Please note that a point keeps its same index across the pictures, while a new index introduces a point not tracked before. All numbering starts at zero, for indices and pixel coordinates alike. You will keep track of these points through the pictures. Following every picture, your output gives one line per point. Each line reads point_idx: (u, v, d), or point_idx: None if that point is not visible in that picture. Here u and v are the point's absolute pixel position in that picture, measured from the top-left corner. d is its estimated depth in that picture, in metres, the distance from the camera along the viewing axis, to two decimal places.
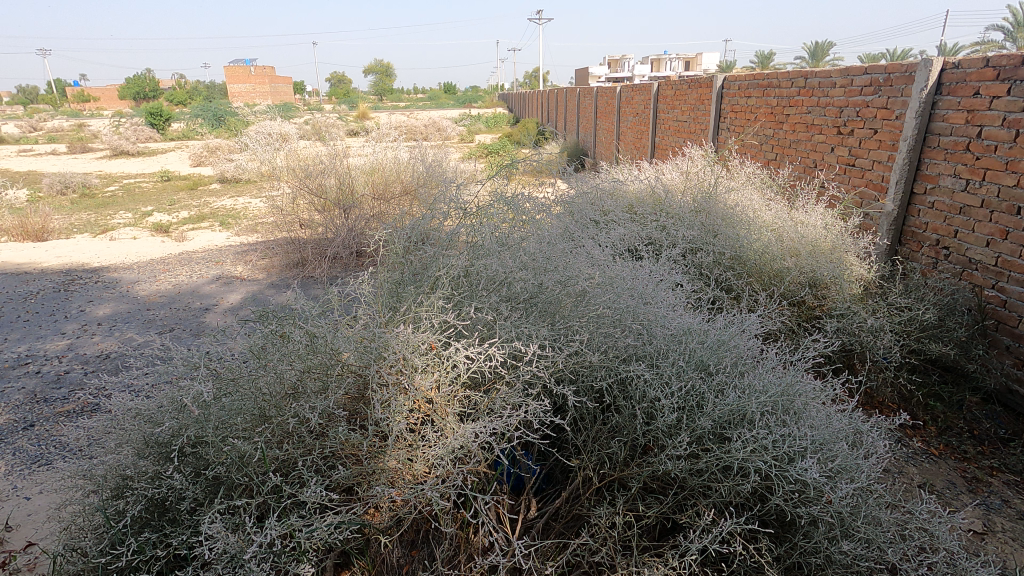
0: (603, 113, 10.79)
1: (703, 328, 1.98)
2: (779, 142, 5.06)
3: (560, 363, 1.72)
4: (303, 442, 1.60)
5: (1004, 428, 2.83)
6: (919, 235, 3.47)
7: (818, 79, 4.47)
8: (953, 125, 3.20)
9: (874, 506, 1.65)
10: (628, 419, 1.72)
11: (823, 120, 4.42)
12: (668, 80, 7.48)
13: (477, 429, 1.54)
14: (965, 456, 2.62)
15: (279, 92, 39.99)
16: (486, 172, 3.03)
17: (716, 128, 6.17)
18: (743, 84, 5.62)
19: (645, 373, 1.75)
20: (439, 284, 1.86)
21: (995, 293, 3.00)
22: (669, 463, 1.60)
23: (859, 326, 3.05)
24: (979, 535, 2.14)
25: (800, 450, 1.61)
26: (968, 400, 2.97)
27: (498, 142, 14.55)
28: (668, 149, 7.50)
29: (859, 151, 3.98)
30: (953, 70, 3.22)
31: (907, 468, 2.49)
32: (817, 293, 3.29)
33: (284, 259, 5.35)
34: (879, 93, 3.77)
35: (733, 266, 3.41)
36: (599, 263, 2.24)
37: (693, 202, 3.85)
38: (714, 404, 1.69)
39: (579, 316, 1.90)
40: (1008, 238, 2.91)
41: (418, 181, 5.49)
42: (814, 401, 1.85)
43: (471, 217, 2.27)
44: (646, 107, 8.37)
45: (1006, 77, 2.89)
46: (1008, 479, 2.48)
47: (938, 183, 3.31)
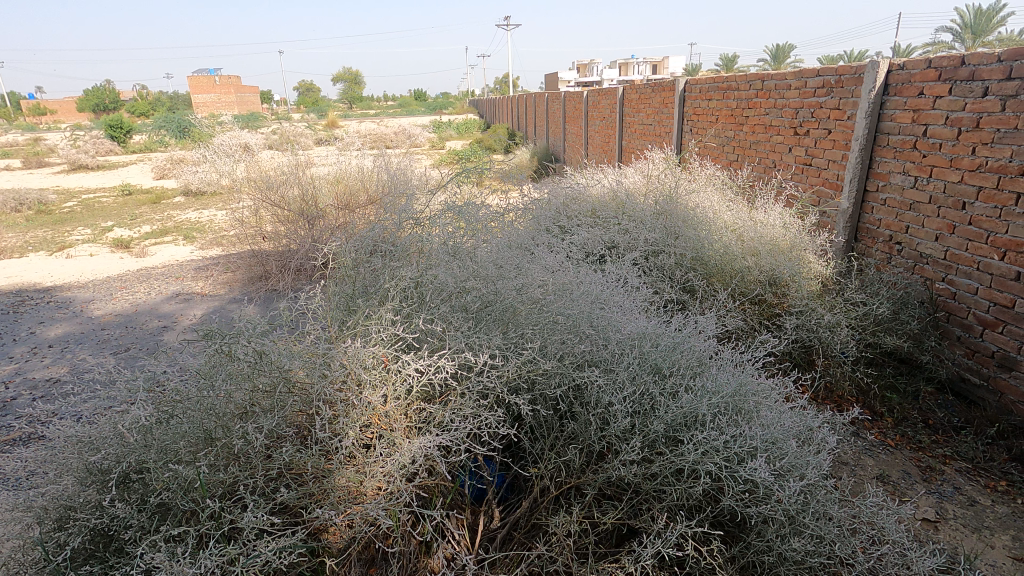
0: (571, 117, 10.89)
1: (658, 332, 2.00)
2: (739, 143, 5.16)
3: (512, 372, 1.72)
4: (249, 463, 1.55)
5: (957, 416, 2.90)
6: (874, 232, 3.59)
7: (774, 81, 4.58)
8: (901, 124, 3.32)
9: (825, 501, 1.66)
10: (584, 426, 1.73)
11: (781, 122, 4.51)
12: (633, 85, 7.57)
13: (428, 443, 1.52)
14: (919, 446, 2.69)
15: (244, 100, 39.17)
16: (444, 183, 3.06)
17: (679, 131, 6.26)
18: (703, 88, 5.72)
19: (598, 378, 1.77)
20: (389, 296, 1.83)
21: (945, 286, 3.10)
22: (623, 469, 1.61)
23: (817, 323, 3.10)
24: (932, 523, 2.19)
25: (751, 450, 1.63)
26: (923, 391, 3.04)
27: (468, 148, 14.52)
28: (635, 153, 7.57)
29: (815, 152, 4.08)
30: (899, 71, 3.33)
31: (864, 460, 2.55)
32: (776, 291, 3.34)
33: (247, 273, 5.25)
34: (831, 94, 3.88)
35: (694, 266, 3.46)
36: (555, 270, 2.23)
37: (655, 206, 3.92)
38: (667, 407, 1.70)
39: (533, 323, 1.89)
40: (955, 233, 3.01)
41: (383, 190, 5.43)
42: (766, 401, 1.88)
43: (424, 227, 2.25)
44: (613, 111, 8.43)
45: (947, 77, 3.00)
46: (960, 467, 2.56)
47: (890, 181, 3.43)
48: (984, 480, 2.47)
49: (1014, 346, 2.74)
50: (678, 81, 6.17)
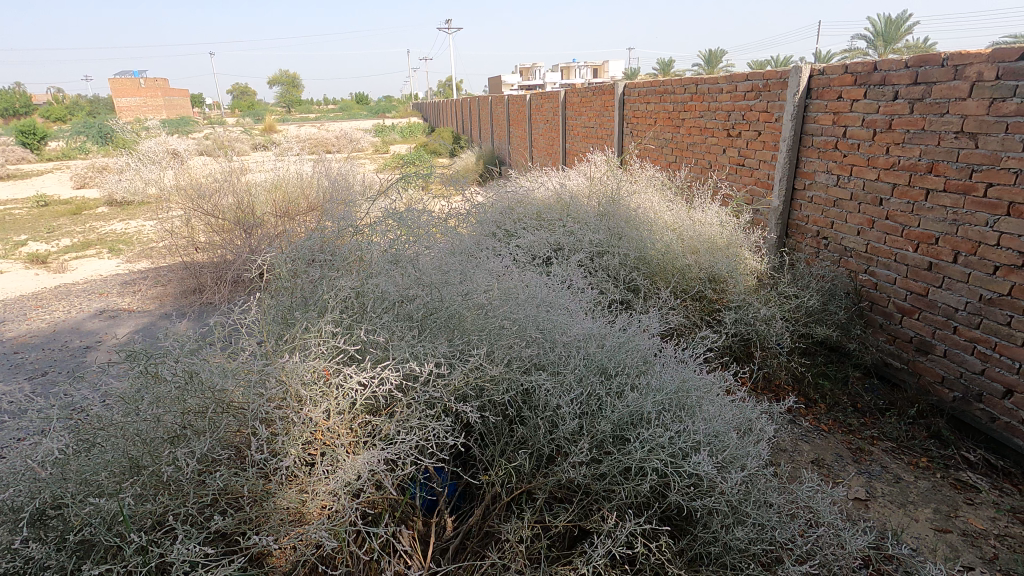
0: (515, 120, 10.96)
1: (603, 332, 2.03)
2: (676, 145, 5.33)
3: (459, 380, 1.70)
4: (180, 491, 1.46)
5: (882, 399, 3.09)
6: (803, 228, 3.79)
7: (707, 85, 4.76)
8: (823, 126, 3.53)
9: (765, 489, 1.73)
10: (533, 430, 1.74)
11: (715, 125, 4.69)
12: (574, 88, 7.70)
13: (373, 457, 1.48)
14: (849, 429, 2.85)
15: (172, 104, 37.26)
16: None
17: (620, 133, 6.41)
18: (641, 91, 5.88)
19: (545, 381, 1.78)
20: (328, 307, 1.77)
21: (868, 277, 3.31)
22: (572, 471, 1.61)
23: (753, 316, 3.24)
24: (863, 502, 2.33)
25: (694, 445, 1.68)
26: (851, 377, 3.23)
27: (413, 152, 14.35)
28: (579, 155, 7.70)
29: (747, 152, 4.27)
30: (819, 76, 3.54)
31: (801, 446, 2.68)
32: (716, 287, 3.46)
33: (180, 286, 4.97)
34: (759, 98, 4.08)
35: (638, 266, 3.54)
36: (500, 274, 2.22)
37: (598, 208, 3.99)
38: (614, 407, 1.73)
39: (479, 329, 1.88)
40: (875, 227, 3.22)
41: (324, 196, 5.28)
42: (708, 395, 1.94)
43: (364, 235, 2.19)
44: (556, 114, 8.53)
45: (862, 82, 3.20)
46: (886, 447, 2.72)
47: (815, 179, 3.63)
48: (907, 457, 2.64)
49: (929, 331, 2.95)
50: (618, 85, 6.33)
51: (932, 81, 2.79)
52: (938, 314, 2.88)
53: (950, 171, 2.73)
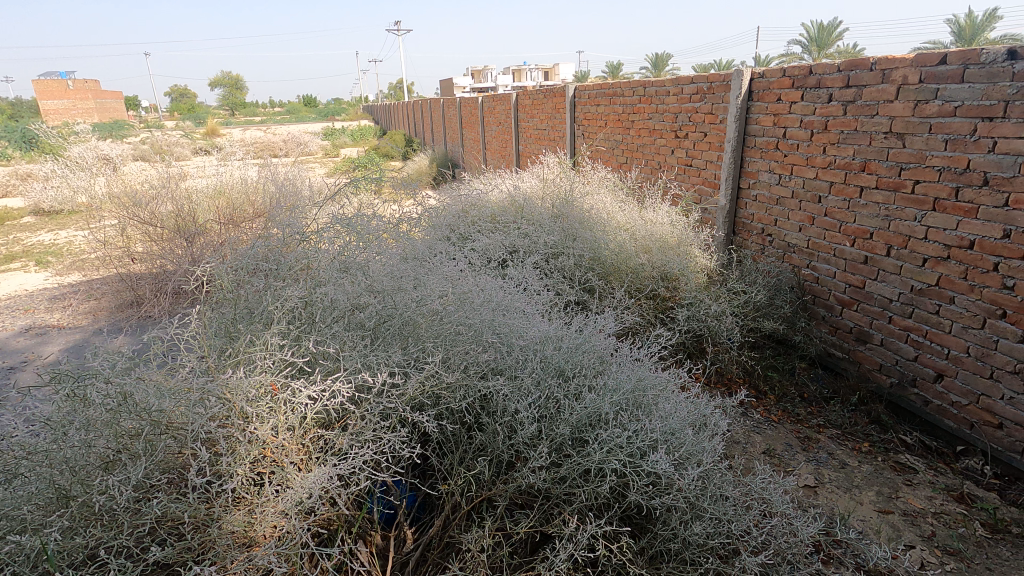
0: (468, 122, 10.92)
1: (559, 334, 2.03)
2: (627, 147, 5.42)
3: (414, 389, 1.66)
4: (115, 521, 1.36)
5: (827, 388, 3.22)
6: (748, 226, 3.92)
7: (654, 88, 4.86)
8: (765, 127, 3.66)
9: (721, 483, 1.76)
10: (492, 436, 1.71)
11: (663, 126, 4.80)
12: (525, 91, 7.73)
13: (325, 474, 1.42)
14: (797, 419, 2.96)
15: (104, 107, 35.31)
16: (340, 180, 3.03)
17: (572, 135, 6.47)
18: (591, 94, 5.95)
19: (503, 386, 1.76)
20: (274, 318, 1.69)
21: (810, 271, 3.45)
22: (532, 476, 1.60)
23: (705, 312, 3.32)
24: (812, 488, 2.41)
25: (651, 443, 1.69)
26: (798, 367, 3.35)
27: (364, 156, 14.08)
28: (532, 157, 7.73)
29: (694, 153, 4.38)
30: (759, 79, 3.67)
31: (753, 437, 2.76)
32: (669, 285, 3.53)
33: (115, 299, 4.69)
34: (704, 100, 4.20)
35: (592, 266, 3.58)
36: (455, 278, 2.19)
37: (552, 209, 4.01)
38: (572, 409, 1.72)
39: (434, 336, 1.84)
40: (815, 223, 3.36)
41: (271, 202, 5.09)
42: (664, 393, 1.96)
43: (312, 242, 2.12)
44: (508, 116, 8.55)
45: (799, 85, 3.34)
46: (831, 434, 2.84)
47: (759, 179, 3.76)
48: (851, 443, 2.76)
49: (867, 322, 3.09)
50: (568, 88, 6.40)
51: (863, 84, 2.94)
52: (874, 305, 3.03)
53: (881, 169, 2.88)
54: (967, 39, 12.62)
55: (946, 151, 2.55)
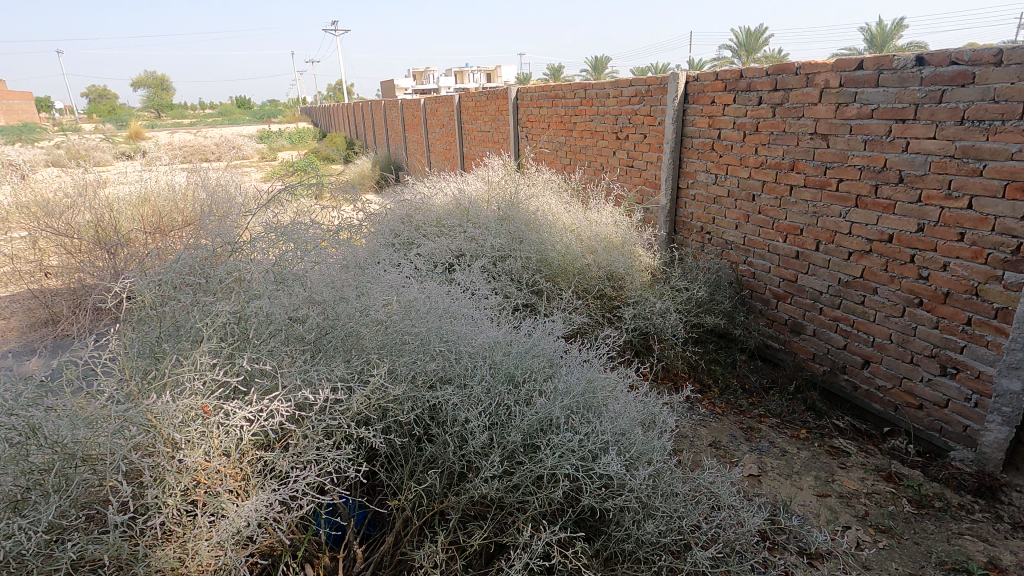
0: (410, 125, 10.76)
1: (508, 339, 2.01)
2: (570, 148, 5.47)
3: (359, 404, 1.59)
4: (24, 568, 1.23)
5: (766, 378, 3.35)
6: (688, 224, 4.04)
7: (595, 90, 4.93)
8: (701, 129, 3.78)
9: (671, 480, 1.79)
10: (442, 448, 1.67)
11: (604, 128, 4.87)
12: (468, 93, 7.69)
13: (264, 500, 1.33)
14: (740, 410, 3.06)
15: (11, 108, 32.62)
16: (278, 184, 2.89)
17: (516, 137, 6.48)
18: (533, 96, 5.98)
19: (452, 395, 1.72)
20: (204, 335, 1.58)
21: (747, 267, 3.58)
22: (484, 486, 1.57)
23: (650, 310, 3.38)
24: (756, 477, 2.50)
25: (602, 446, 1.70)
26: (739, 360, 3.47)
27: (303, 159, 13.62)
28: (476, 160, 7.70)
29: (635, 154, 4.47)
30: (694, 82, 3.79)
31: (699, 431, 2.84)
32: (614, 285, 3.58)
33: (27, 318, 4.32)
34: (643, 103, 4.29)
35: (540, 268, 3.58)
36: (399, 285, 2.13)
37: (497, 212, 3.99)
38: (523, 416, 1.71)
39: (379, 346, 1.78)
40: (750, 221, 3.49)
41: (202, 209, 4.83)
42: (613, 394, 1.98)
43: (245, 253, 2.00)
44: (451, 118, 8.48)
45: (731, 88, 3.47)
46: (772, 423, 2.95)
47: (697, 179, 3.88)
48: (790, 431, 2.88)
49: (800, 314, 3.24)
50: (511, 90, 6.41)
51: (789, 87, 3.08)
52: (807, 298, 3.18)
53: (809, 169, 3.03)
54: (879, 46, 13.55)
55: (866, 150, 2.70)
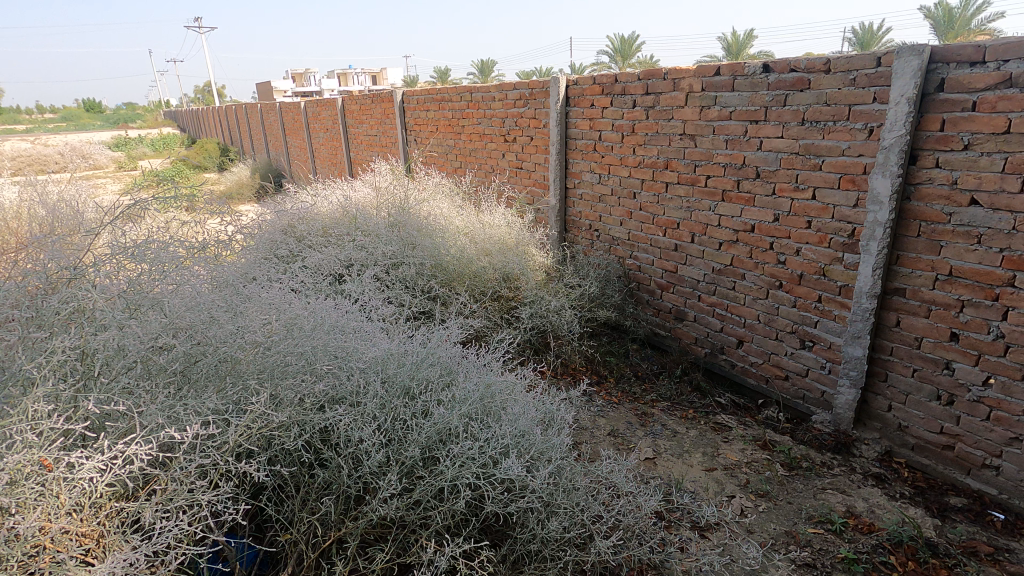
0: (291, 129, 10.16)
1: (402, 350, 1.95)
2: (459, 151, 5.46)
3: (238, 436, 1.46)
4: None
5: (656, 364, 3.55)
6: (577, 223, 4.18)
7: (480, 93, 4.95)
8: (583, 130, 3.93)
9: (571, 475, 1.83)
10: (335, 472, 1.58)
11: (492, 131, 4.90)
12: (351, 95, 7.41)
13: (127, 557, 1.17)
14: (634, 397, 3.22)
15: None
16: (122, 188, 2.62)
17: (404, 141, 6.34)
18: (419, 99, 5.89)
19: (343, 416, 1.63)
20: (39, 378, 1.37)
21: (633, 261, 3.78)
22: (383, 507, 1.50)
23: (546, 309, 3.45)
24: (651, 460, 2.64)
25: (502, 450, 1.70)
26: (631, 349, 3.65)
27: (169, 168, 12.38)
28: (365, 165, 7.44)
29: (523, 156, 4.55)
30: (574, 86, 3.93)
31: (598, 421, 2.94)
32: (510, 285, 3.61)
33: None
34: (528, 106, 4.38)
35: (434, 274, 3.53)
36: (280, 301, 1.98)
37: (388, 218, 3.88)
38: (420, 429, 1.66)
39: (258, 371, 1.64)
40: (632, 217, 3.69)
41: (41, 228, 4.21)
42: (512, 396, 1.99)
43: (89, 278, 1.76)
44: (335, 122, 8.13)
45: (608, 91, 3.64)
46: (663, 406, 3.13)
47: (582, 179, 4.03)
48: (679, 412, 3.07)
49: (682, 302, 3.47)
50: (396, 93, 6.26)
51: (659, 92, 3.29)
52: (686, 286, 3.41)
53: (680, 167, 3.25)
54: (735, 54, 14.99)
55: (728, 149, 2.95)
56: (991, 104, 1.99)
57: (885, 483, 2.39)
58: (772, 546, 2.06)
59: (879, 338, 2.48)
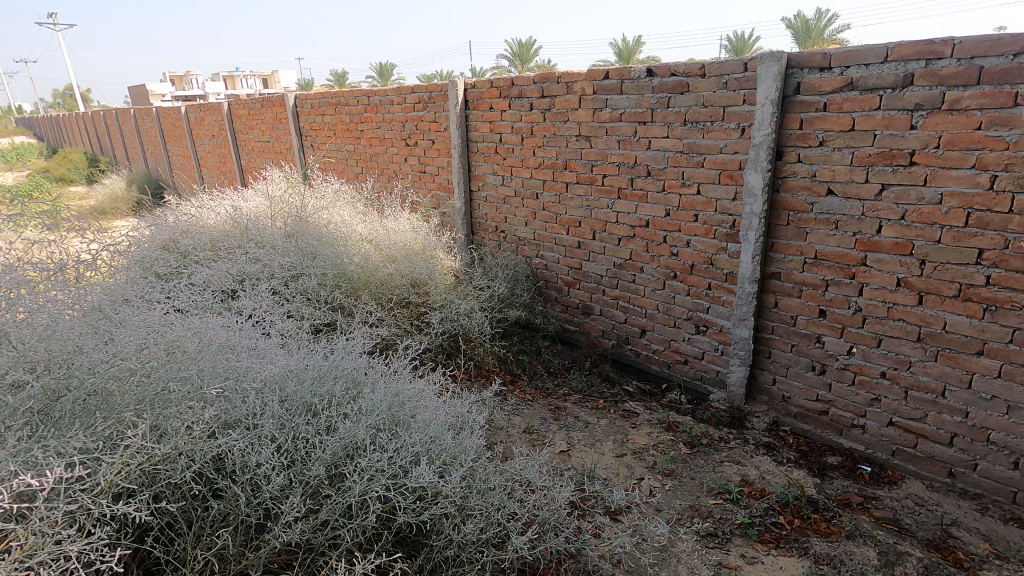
0: (171, 136, 9.36)
1: (302, 366, 1.86)
2: (359, 156, 5.30)
3: (113, 475, 1.32)
4: None
5: (567, 359, 3.65)
6: (484, 225, 4.21)
7: (378, 96, 4.84)
8: (483, 133, 3.96)
9: (485, 476, 1.84)
10: (232, 502, 1.47)
11: (392, 135, 4.81)
12: (238, 99, 6.97)
13: None
14: (547, 393, 3.29)
15: None
16: None
17: (300, 147, 6.06)
18: (314, 103, 5.66)
19: (238, 441, 1.52)
20: None
21: (539, 260, 3.86)
22: (287, 532, 1.42)
23: (456, 312, 3.44)
24: (566, 452, 2.71)
25: (412, 459, 1.67)
26: (542, 346, 3.72)
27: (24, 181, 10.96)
28: (257, 173, 7.02)
29: (425, 160, 4.51)
30: (472, 89, 3.95)
31: (513, 419, 2.97)
32: (419, 291, 3.56)
33: None
34: (427, 109, 4.34)
35: (338, 284, 3.40)
36: (161, 324, 1.82)
37: (284, 228, 3.68)
38: (324, 446, 1.59)
39: (137, 402, 1.50)
40: (536, 217, 3.76)
41: None
42: (421, 402, 1.96)
43: None
44: (221, 128, 7.60)
45: (505, 94, 3.70)
46: (575, 399, 3.23)
47: (486, 181, 4.06)
48: (590, 403, 3.18)
49: (588, 297, 3.60)
50: (287, 96, 5.97)
51: (553, 95, 3.39)
52: (591, 282, 3.54)
53: (578, 167, 3.37)
54: (625, 59, 15.81)
55: (620, 149, 3.10)
56: (838, 104, 2.24)
57: (774, 450, 2.62)
58: (678, 521, 2.19)
59: (761, 318, 2.72)
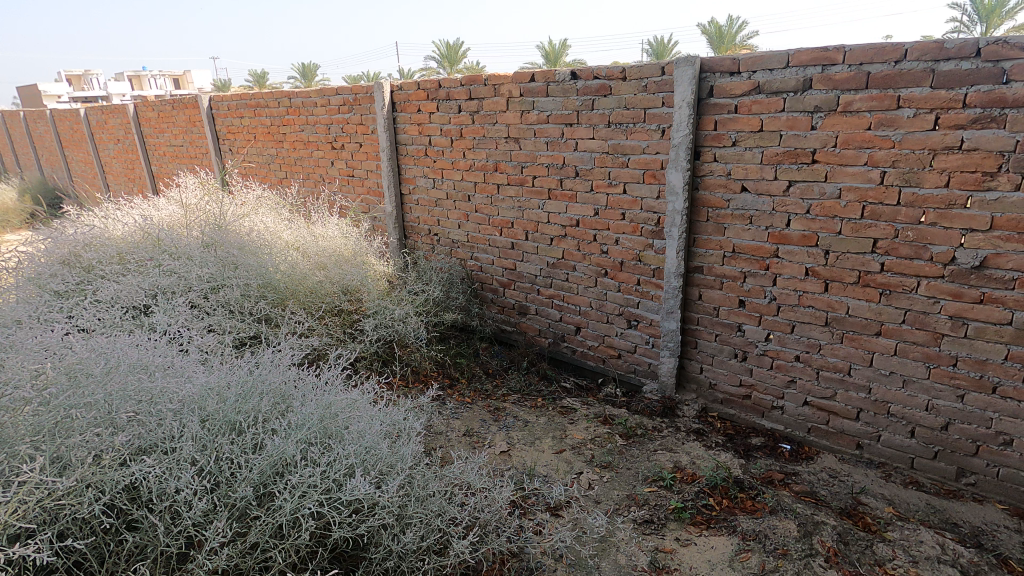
0: (69, 141, 8.61)
1: (225, 382, 1.76)
2: (283, 161, 5.09)
3: (7, 516, 1.20)
4: None
5: (505, 359, 3.66)
6: (416, 228, 4.15)
7: (300, 98, 4.67)
8: (412, 136, 3.91)
9: (423, 483, 1.81)
10: (150, 533, 1.38)
11: (317, 138, 4.66)
12: (146, 101, 6.51)
13: None
14: (487, 395, 3.29)
15: None
16: None
17: (217, 151, 5.74)
18: (231, 105, 5.38)
19: (153, 467, 1.42)
20: None
21: (474, 262, 3.86)
22: (212, 560, 1.34)
23: (390, 318, 3.37)
24: (506, 452, 2.72)
25: (346, 471, 1.62)
26: (480, 348, 3.72)
27: None
28: (170, 179, 6.59)
29: (353, 163, 4.40)
30: (399, 91, 3.89)
31: (452, 423, 2.95)
32: (351, 298, 3.47)
33: None
34: (353, 112, 4.24)
35: (263, 294, 3.25)
36: (61, 346, 1.67)
37: (201, 238, 3.48)
38: (250, 466, 1.52)
39: (34, 433, 1.37)
40: (469, 219, 3.76)
41: None
42: (355, 412, 1.91)
43: None
44: (127, 132, 7.07)
45: (433, 96, 3.67)
46: (514, 399, 3.25)
47: (417, 184, 4.01)
48: (529, 402, 3.21)
49: (523, 297, 3.63)
50: (201, 98, 5.64)
51: (481, 97, 3.40)
52: (526, 282, 3.58)
53: (508, 169, 3.40)
54: (553, 62, 16.09)
55: (549, 151, 3.15)
56: (747, 107, 2.39)
57: (703, 435, 2.75)
58: (616, 511, 2.25)
59: (687, 310, 2.84)
